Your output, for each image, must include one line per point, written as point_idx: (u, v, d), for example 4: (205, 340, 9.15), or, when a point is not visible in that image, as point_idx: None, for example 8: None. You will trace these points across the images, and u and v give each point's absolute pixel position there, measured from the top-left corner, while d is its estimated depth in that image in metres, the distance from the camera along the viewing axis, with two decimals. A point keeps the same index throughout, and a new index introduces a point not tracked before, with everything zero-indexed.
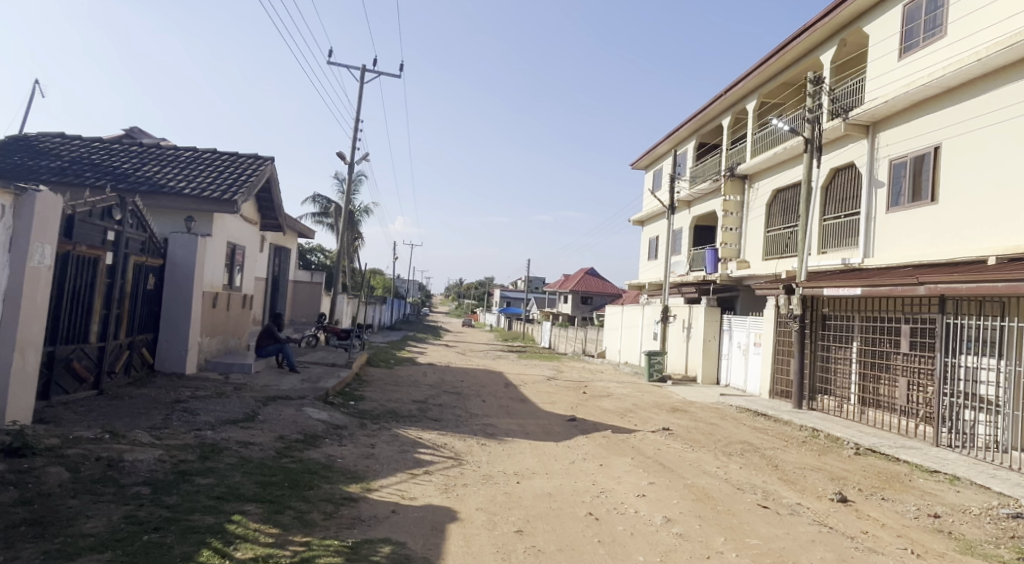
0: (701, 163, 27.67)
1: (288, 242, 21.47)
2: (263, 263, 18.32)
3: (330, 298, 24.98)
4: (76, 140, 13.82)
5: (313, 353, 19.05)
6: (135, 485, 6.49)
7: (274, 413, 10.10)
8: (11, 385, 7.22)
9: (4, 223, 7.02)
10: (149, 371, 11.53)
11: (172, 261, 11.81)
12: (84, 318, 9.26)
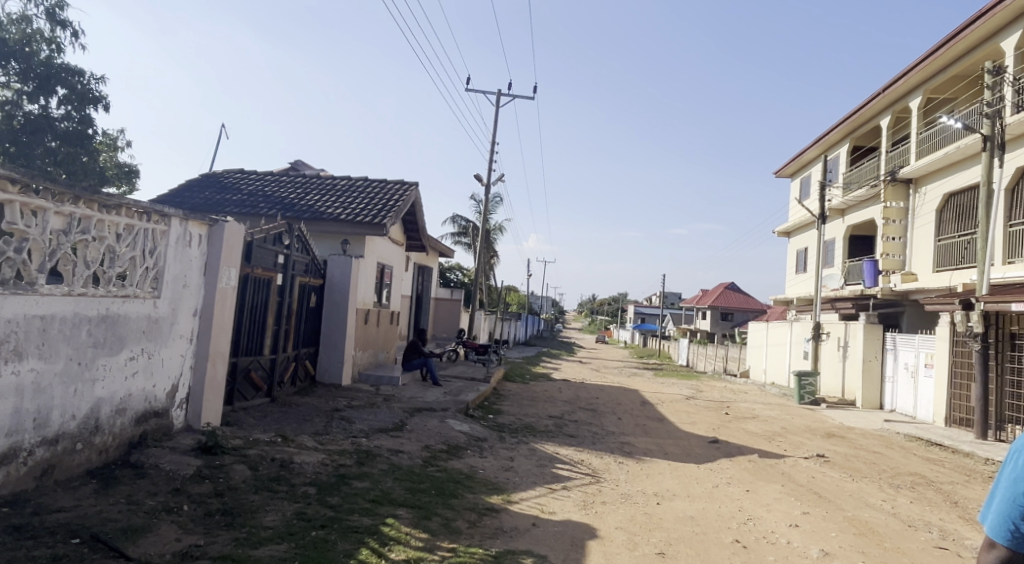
0: (855, 169, 26.64)
1: (431, 261, 23.06)
2: (409, 281, 20.19)
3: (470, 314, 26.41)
4: (253, 175, 16.09)
5: (453, 368, 20.45)
6: (303, 485, 7.21)
7: (421, 424, 11.21)
8: (206, 392, 8.37)
9: (200, 251, 8.11)
10: (311, 382, 12.98)
11: (330, 281, 13.35)
12: (262, 332, 10.70)
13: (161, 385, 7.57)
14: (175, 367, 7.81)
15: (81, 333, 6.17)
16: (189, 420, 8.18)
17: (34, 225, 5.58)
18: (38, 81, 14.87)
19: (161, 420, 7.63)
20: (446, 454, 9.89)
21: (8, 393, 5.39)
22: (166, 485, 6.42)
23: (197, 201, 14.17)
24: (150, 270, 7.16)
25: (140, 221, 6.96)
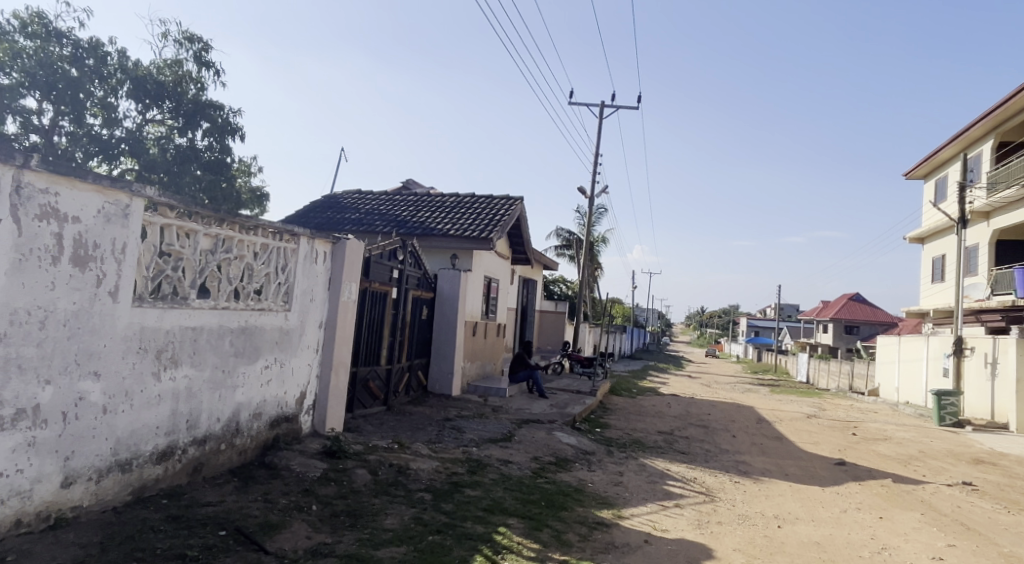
0: (999, 166, 24.40)
1: (535, 274, 23.35)
2: (514, 294, 20.50)
3: (575, 326, 26.38)
4: (369, 195, 16.85)
5: (560, 381, 20.51)
6: (419, 490, 7.27)
7: (528, 435, 10.85)
8: (330, 400, 8.54)
9: (325, 268, 8.39)
10: (424, 393, 12.83)
11: (441, 295, 13.07)
12: (379, 345, 10.58)
13: (292, 392, 7.87)
14: (304, 375, 8.10)
15: (223, 344, 6.61)
16: (315, 425, 8.40)
17: (187, 245, 6.07)
18: (187, 117, 16.09)
19: (293, 424, 7.94)
20: (556, 466, 9.49)
21: (167, 396, 5.91)
22: (297, 485, 6.67)
23: (321, 221, 14.91)
24: (281, 285, 7.53)
25: (274, 240, 7.33)
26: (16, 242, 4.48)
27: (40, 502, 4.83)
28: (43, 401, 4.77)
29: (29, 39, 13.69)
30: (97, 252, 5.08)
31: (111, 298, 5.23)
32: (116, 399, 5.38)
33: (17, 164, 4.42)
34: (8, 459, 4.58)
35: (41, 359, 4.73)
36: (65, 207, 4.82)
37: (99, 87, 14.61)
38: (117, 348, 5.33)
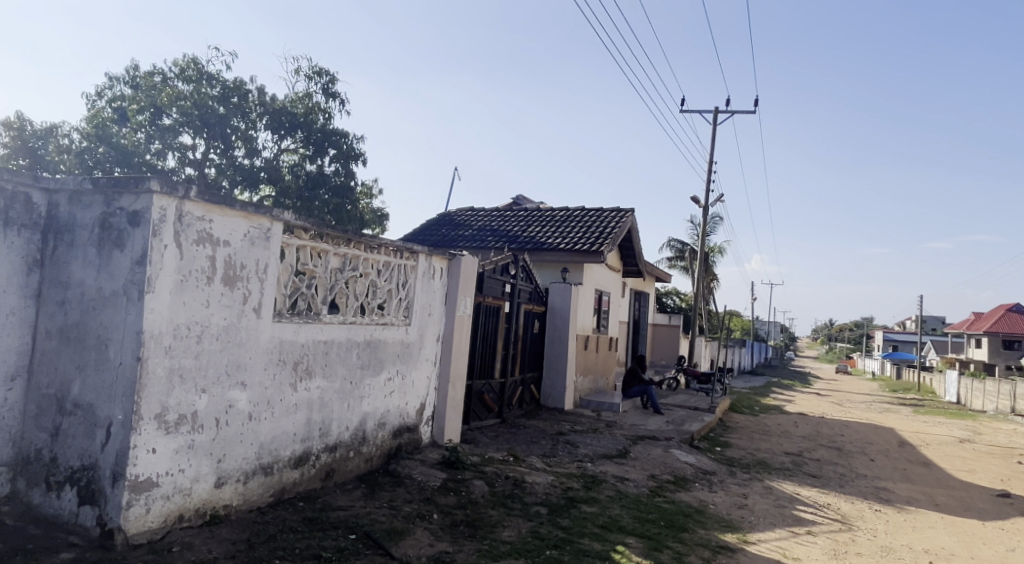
0: None
1: (647, 287, 23.10)
2: (625, 307, 20.39)
3: (691, 340, 25.66)
4: (481, 211, 17.25)
5: (676, 396, 20.04)
6: (535, 503, 6.97)
7: (645, 452, 10.65)
8: (448, 412, 8.27)
9: (440, 283, 8.10)
10: (536, 406, 13.03)
11: (552, 307, 13.19)
12: (492, 358, 10.76)
13: (413, 404, 7.66)
14: (423, 388, 7.85)
15: (352, 356, 6.58)
16: (435, 436, 8.17)
17: (319, 265, 6.09)
18: (316, 144, 16.67)
19: (414, 434, 7.73)
20: (672, 485, 9.11)
21: (302, 405, 5.95)
22: (420, 493, 6.54)
23: (438, 236, 15.65)
24: (402, 300, 7.38)
25: (394, 257, 7.16)
26: (179, 265, 4.74)
27: (196, 499, 5.00)
28: (199, 409, 4.96)
29: (186, 83, 15.24)
30: (244, 272, 5.25)
31: (255, 314, 5.38)
32: (260, 407, 5.52)
33: (179, 196, 4.68)
34: (171, 460, 4.79)
35: (198, 370, 4.93)
36: (218, 232, 5.02)
37: (242, 122, 15.82)
38: (259, 360, 5.46)
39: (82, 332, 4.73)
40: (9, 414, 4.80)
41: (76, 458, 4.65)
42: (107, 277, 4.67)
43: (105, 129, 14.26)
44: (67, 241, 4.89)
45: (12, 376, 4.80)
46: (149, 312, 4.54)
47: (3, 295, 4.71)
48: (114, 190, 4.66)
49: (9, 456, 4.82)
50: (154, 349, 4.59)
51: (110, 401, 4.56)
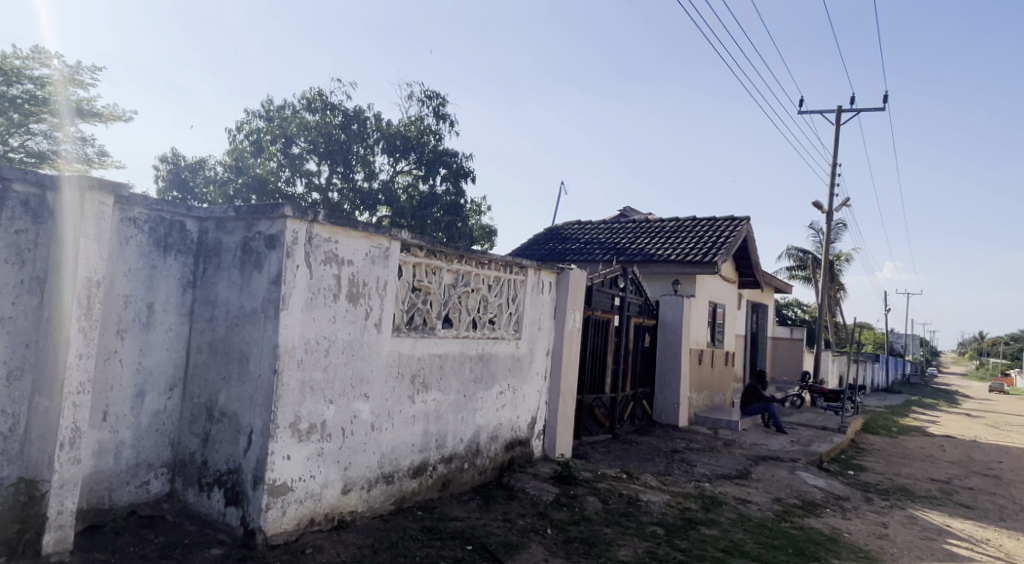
0: None
1: (766, 299, 22.21)
2: (742, 320, 19.72)
3: (816, 354, 24.31)
4: (588, 224, 17.25)
5: (801, 415, 19.04)
6: (652, 523, 6.87)
7: (767, 474, 10.19)
8: (559, 427, 8.29)
9: (550, 298, 8.07)
10: (649, 422, 12.84)
11: (663, 321, 12.90)
12: (602, 372, 10.74)
13: (524, 417, 7.75)
14: (533, 402, 7.91)
15: (465, 370, 6.76)
16: (546, 450, 8.22)
17: (433, 281, 6.37)
18: (428, 165, 16.75)
19: (526, 448, 7.85)
20: (798, 510, 8.57)
21: (419, 417, 6.21)
22: (533, 508, 6.65)
23: (546, 249, 15.82)
24: (513, 314, 7.45)
25: (504, 273, 7.25)
26: (309, 283, 5.12)
27: (326, 504, 5.34)
28: (327, 418, 5.31)
29: (313, 114, 16.23)
30: (366, 288, 5.58)
31: (376, 329, 5.70)
32: (381, 418, 5.81)
33: (309, 219, 5.05)
34: (303, 466, 5.13)
35: (326, 382, 5.28)
36: (343, 253, 5.37)
37: (362, 147, 16.47)
38: (380, 373, 5.77)
39: (228, 346, 5.20)
40: (168, 421, 5.34)
41: (223, 462, 5.09)
42: (249, 296, 5.12)
43: (243, 159, 15.57)
44: (214, 264, 5.39)
45: (171, 386, 5.34)
46: (284, 328, 4.93)
47: (163, 313, 5.25)
48: (253, 216, 5.11)
49: (168, 458, 5.35)
50: (288, 362, 4.97)
51: (251, 409, 4.98)
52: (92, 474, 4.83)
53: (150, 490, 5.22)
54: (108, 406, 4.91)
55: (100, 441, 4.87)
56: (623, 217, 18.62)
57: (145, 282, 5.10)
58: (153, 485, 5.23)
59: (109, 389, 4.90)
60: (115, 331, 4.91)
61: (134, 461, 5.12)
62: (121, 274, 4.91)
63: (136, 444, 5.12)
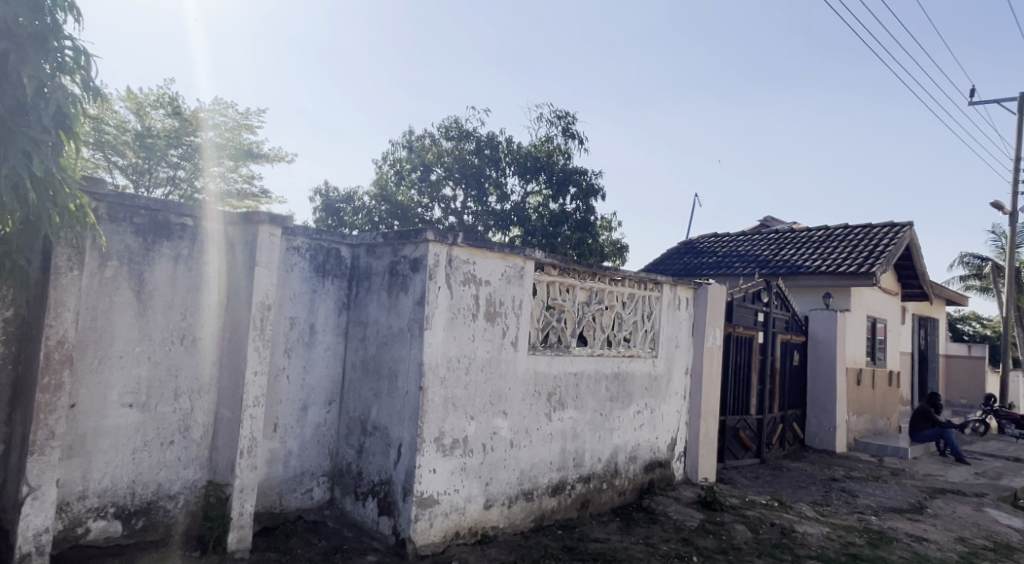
0: None
1: (936, 313, 20.28)
2: (907, 337, 18.13)
3: (1003, 374, 21.69)
4: (727, 236, 16.69)
5: (988, 444, 16.99)
6: (808, 557, 6.28)
7: (947, 509, 9.00)
8: (701, 449, 8.04)
9: (687, 314, 7.91)
10: (801, 446, 12.13)
11: (814, 337, 12.31)
12: (747, 392, 10.31)
13: (664, 438, 7.62)
14: (673, 422, 7.75)
15: (601, 389, 6.76)
16: (688, 473, 8.00)
17: (568, 299, 6.44)
18: (558, 183, 15.94)
19: (667, 471, 7.70)
20: (997, 547, 7.32)
21: (557, 435, 6.28)
22: (677, 533, 6.49)
23: (683, 264, 15.46)
24: (649, 332, 7.38)
25: (639, 289, 7.20)
26: (450, 304, 5.38)
27: (469, 518, 5.53)
28: (469, 434, 5.52)
29: (450, 141, 16.44)
30: (503, 307, 5.77)
31: (512, 348, 5.87)
32: (520, 435, 5.95)
33: (449, 242, 5.32)
34: (448, 480, 5.35)
35: (467, 399, 5.51)
36: (481, 273, 5.61)
37: (494, 170, 16.16)
38: (518, 391, 5.91)
39: (378, 363, 5.56)
40: (328, 433, 5.77)
41: (376, 473, 5.42)
42: (396, 316, 5.46)
43: (387, 188, 16.38)
44: (365, 287, 5.79)
45: (329, 400, 5.77)
46: (428, 346, 5.21)
47: (322, 333, 5.72)
48: (399, 241, 5.46)
49: (328, 468, 5.77)
50: (432, 379, 5.24)
51: (400, 424, 5.29)
52: (266, 480, 5.33)
53: (313, 497, 5.66)
54: (278, 418, 5.40)
55: (271, 450, 5.37)
56: (765, 229, 17.78)
57: (306, 305, 5.59)
58: (316, 493, 5.67)
59: (279, 402, 5.40)
60: (283, 349, 5.43)
61: (300, 470, 5.57)
62: (287, 298, 5.42)
63: (302, 453, 5.59)
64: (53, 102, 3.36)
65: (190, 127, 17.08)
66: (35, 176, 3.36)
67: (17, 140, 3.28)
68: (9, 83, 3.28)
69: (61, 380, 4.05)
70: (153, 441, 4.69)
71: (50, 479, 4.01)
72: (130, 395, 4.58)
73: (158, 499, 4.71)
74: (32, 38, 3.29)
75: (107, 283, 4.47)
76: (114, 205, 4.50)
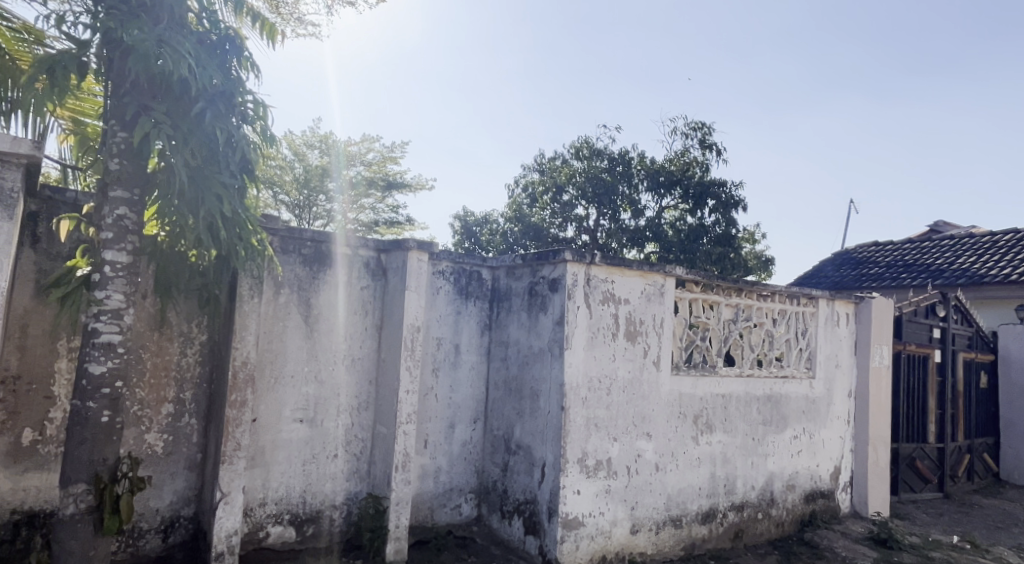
0: None
1: None
2: None
3: None
4: (891, 245, 15.43)
5: None
6: None
7: None
8: (873, 480, 7.35)
9: (847, 331, 7.40)
10: (992, 479, 10.82)
11: (1005, 357, 11.04)
12: (921, 417, 9.41)
13: (826, 466, 7.12)
14: (837, 449, 7.24)
15: (752, 412, 6.47)
16: (855, 505, 7.38)
17: (712, 316, 6.22)
18: (695, 197, 15.46)
19: (831, 502, 7.19)
20: None
21: (705, 459, 6.08)
22: None
23: (836, 276, 14.44)
24: (804, 350, 6.98)
25: (791, 304, 6.83)
26: (589, 323, 5.40)
27: (616, 542, 5.46)
28: (613, 456, 5.48)
29: (580, 161, 16.29)
30: (643, 326, 5.70)
31: (655, 368, 5.77)
32: (666, 458, 5.81)
33: (587, 261, 5.34)
34: (593, 502, 5.33)
35: (610, 420, 5.47)
36: (620, 292, 5.58)
37: (626, 187, 15.88)
38: (662, 412, 5.80)
39: (520, 383, 5.66)
40: (475, 450, 5.94)
41: (521, 492, 5.49)
42: (537, 336, 5.55)
43: (521, 210, 16.57)
44: (505, 307, 5.94)
45: (474, 418, 5.94)
46: (569, 366, 5.25)
47: (467, 353, 5.92)
48: (537, 262, 5.55)
49: (475, 485, 5.92)
50: (574, 399, 5.27)
51: (544, 443, 5.34)
52: (418, 495, 5.59)
53: (462, 513, 5.84)
54: (428, 435, 5.65)
55: (423, 466, 5.62)
56: (935, 236, 16.19)
57: (452, 326, 5.82)
58: (464, 509, 5.85)
59: (429, 419, 5.66)
60: (431, 369, 5.68)
61: (449, 486, 5.78)
62: (433, 320, 5.68)
63: (450, 470, 5.79)
64: (238, 149, 3.76)
65: (344, 163, 18.44)
66: (225, 216, 3.81)
67: (210, 185, 3.70)
68: (203, 134, 3.65)
69: (246, 397, 4.50)
70: (320, 455, 5.06)
71: (237, 486, 4.44)
72: (300, 411, 4.99)
73: (325, 508, 5.07)
74: (221, 93, 3.71)
75: (280, 309, 4.91)
76: (285, 239, 4.95)
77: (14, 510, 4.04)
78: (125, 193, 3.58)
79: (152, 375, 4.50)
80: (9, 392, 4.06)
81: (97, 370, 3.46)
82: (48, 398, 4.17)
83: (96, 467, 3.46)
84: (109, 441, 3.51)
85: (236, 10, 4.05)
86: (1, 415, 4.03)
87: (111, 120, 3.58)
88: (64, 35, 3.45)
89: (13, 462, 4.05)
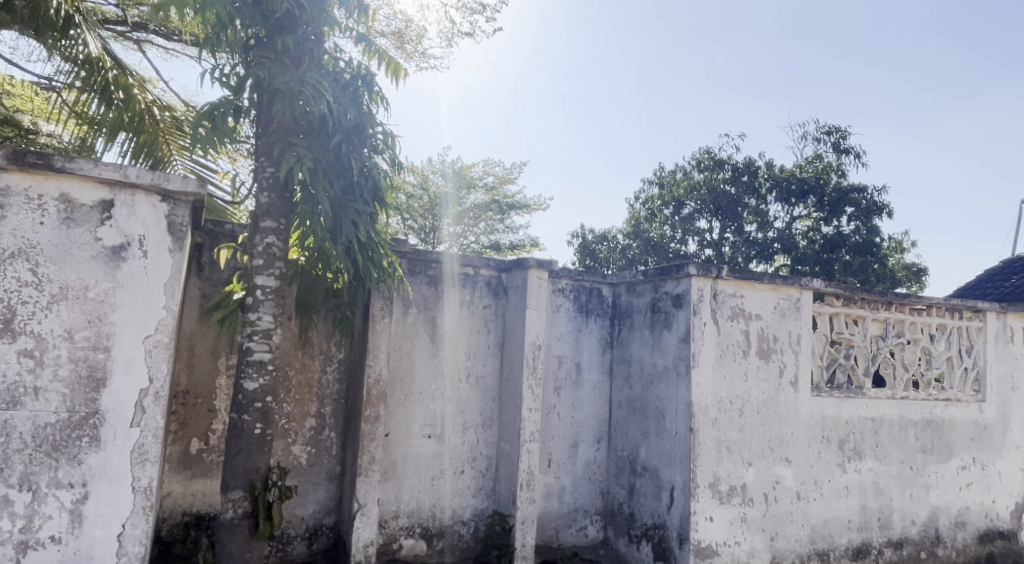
0: None
1: None
2: None
3: None
4: None
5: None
6: None
7: None
8: None
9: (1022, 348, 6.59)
10: None
11: None
12: None
13: (1003, 501, 6.36)
14: (1016, 483, 6.44)
15: (909, 437, 5.92)
16: None
17: (857, 332, 5.73)
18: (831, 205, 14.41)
19: (1011, 543, 6.38)
20: None
21: (854, 489, 5.60)
22: None
23: None
24: (969, 371, 6.29)
25: (954, 318, 6.19)
26: (718, 340, 5.13)
27: None
28: (748, 482, 5.16)
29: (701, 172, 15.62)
30: (777, 343, 5.35)
31: (792, 389, 5.40)
32: (808, 486, 5.40)
33: (713, 275, 5.08)
34: (728, 530, 5.03)
35: (743, 443, 5.17)
36: (750, 307, 5.27)
37: (753, 199, 15.10)
38: (803, 437, 5.40)
39: (645, 403, 5.46)
40: (599, 470, 5.78)
41: (649, 517, 5.25)
42: (661, 354, 5.34)
43: (639, 224, 16.22)
44: (627, 324, 5.77)
45: (598, 438, 5.80)
46: (697, 386, 5.00)
47: (589, 371, 5.80)
48: (660, 278, 5.35)
49: (601, 507, 5.75)
50: (703, 421, 5.01)
51: (672, 466, 5.09)
52: (543, 514, 5.52)
53: (588, 534, 5.68)
54: (552, 454, 5.58)
55: (548, 485, 5.55)
56: None
57: (573, 343, 5.74)
58: (590, 531, 5.69)
59: (552, 438, 5.58)
60: (553, 387, 5.62)
61: (574, 506, 5.66)
62: (554, 338, 5.63)
63: (575, 490, 5.67)
64: (370, 178, 3.93)
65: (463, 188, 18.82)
66: (360, 241, 3.96)
67: (347, 213, 3.87)
68: (341, 168, 3.86)
69: (379, 412, 4.62)
70: (448, 470, 5.11)
71: (372, 498, 4.56)
72: (429, 427, 5.07)
73: (454, 524, 5.10)
74: (353, 127, 3.90)
75: (409, 328, 5.04)
76: (412, 261, 5.08)
77: (185, 512, 4.34)
78: (273, 224, 3.82)
79: (297, 392, 4.74)
80: (180, 405, 4.38)
81: (251, 386, 3.67)
82: (211, 411, 4.47)
83: (250, 475, 3.65)
84: (261, 451, 3.70)
85: (366, 51, 4.20)
86: (173, 426, 4.35)
87: (261, 157, 3.85)
88: (223, 86, 3.70)
89: (183, 469, 4.36)
